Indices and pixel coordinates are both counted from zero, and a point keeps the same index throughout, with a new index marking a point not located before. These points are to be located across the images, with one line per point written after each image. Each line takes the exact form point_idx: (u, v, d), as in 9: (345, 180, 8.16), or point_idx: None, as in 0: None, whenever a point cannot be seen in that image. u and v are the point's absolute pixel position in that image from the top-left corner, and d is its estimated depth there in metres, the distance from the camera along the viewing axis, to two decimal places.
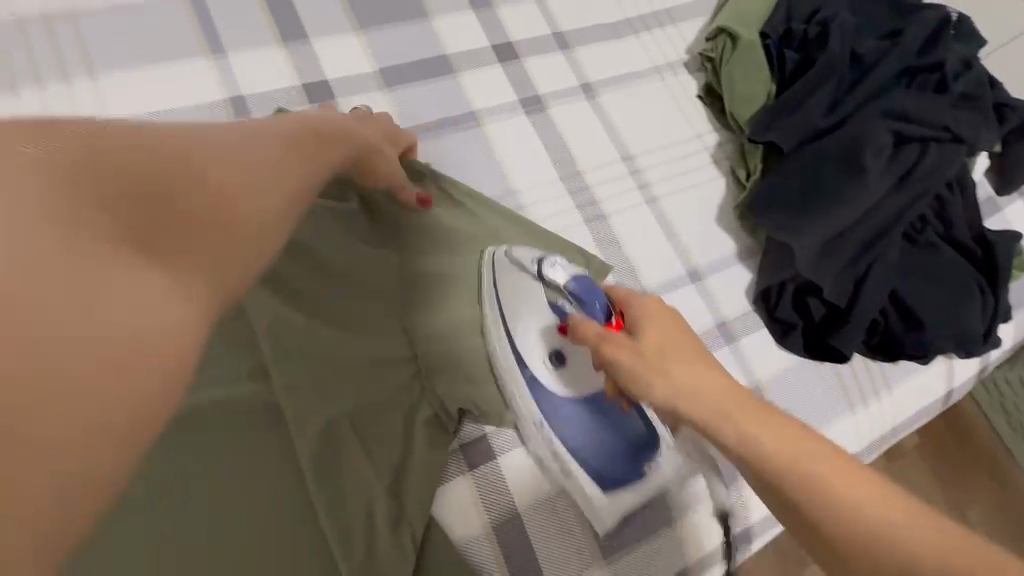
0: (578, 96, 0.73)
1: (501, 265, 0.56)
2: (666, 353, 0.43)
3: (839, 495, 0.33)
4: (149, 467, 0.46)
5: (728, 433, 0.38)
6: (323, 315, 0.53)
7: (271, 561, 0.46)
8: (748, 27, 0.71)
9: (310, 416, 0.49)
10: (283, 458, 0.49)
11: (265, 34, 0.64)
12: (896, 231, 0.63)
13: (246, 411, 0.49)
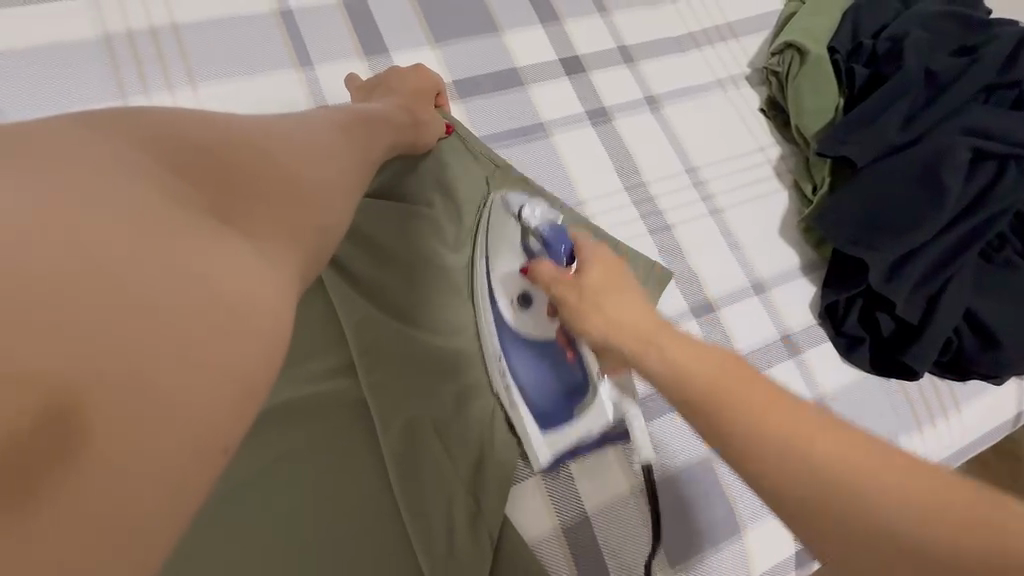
0: (642, 108, 0.74)
1: (496, 208, 0.58)
2: (602, 291, 0.44)
3: (771, 422, 0.31)
4: (246, 455, 0.49)
5: (643, 354, 0.39)
6: (404, 315, 0.56)
7: (357, 550, 0.48)
8: (816, 41, 0.72)
9: (395, 411, 0.51)
10: (368, 449, 0.51)
11: (348, 47, 0.67)
12: (973, 249, 0.62)
13: (334, 406, 0.52)
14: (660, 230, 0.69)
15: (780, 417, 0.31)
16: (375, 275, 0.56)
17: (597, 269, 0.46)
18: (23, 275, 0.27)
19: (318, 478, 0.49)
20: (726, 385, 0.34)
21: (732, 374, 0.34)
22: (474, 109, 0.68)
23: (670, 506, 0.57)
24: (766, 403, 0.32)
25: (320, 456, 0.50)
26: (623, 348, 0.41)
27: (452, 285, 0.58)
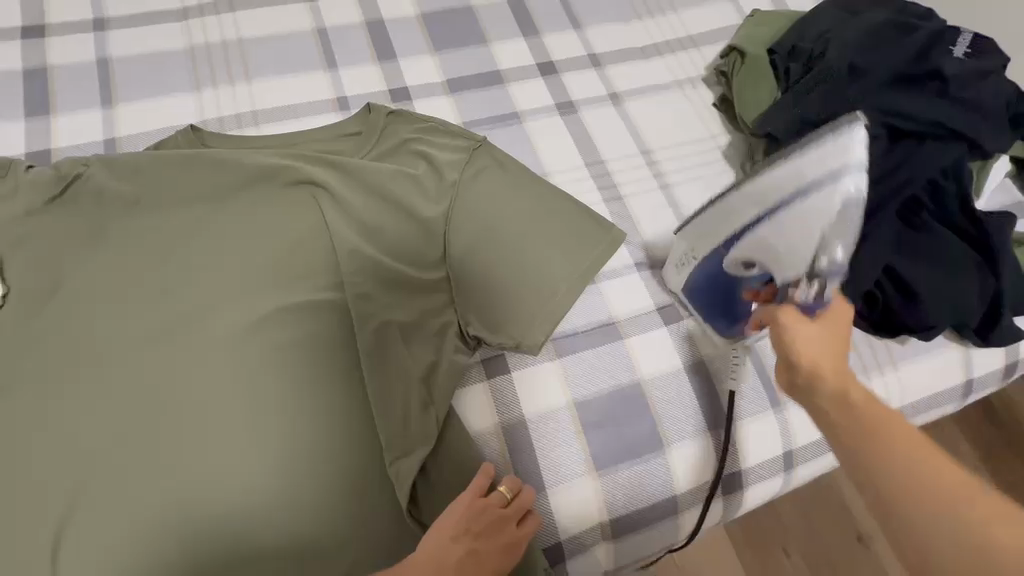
0: (606, 102, 0.87)
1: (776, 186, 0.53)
2: (832, 342, 0.53)
3: (942, 501, 0.42)
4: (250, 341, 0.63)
5: (854, 410, 0.48)
6: (389, 249, 0.70)
7: (330, 421, 0.61)
8: (757, 46, 0.85)
9: (370, 316, 0.65)
10: (344, 346, 0.64)
11: (366, 55, 0.85)
12: (888, 211, 0.69)
13: (322, 311, 0.66)
14: (614, 200, 0.80)
15: (924, 475, 0.43)
16: (361, 217, 0.71)
17: (807, 340, 0.52)
18: None
19: (297, 363, 0.62)
20: (917, 452, 0.44)
21: (891, 440, 0.45)
22: (462, 101, 0.84)
23: (600, 420, 0.66)
24: (906, 446, 0.45)
25: (300, 348, 0.63)
26: (823, 394, 0.50)
27: (426, 231, 0.71)
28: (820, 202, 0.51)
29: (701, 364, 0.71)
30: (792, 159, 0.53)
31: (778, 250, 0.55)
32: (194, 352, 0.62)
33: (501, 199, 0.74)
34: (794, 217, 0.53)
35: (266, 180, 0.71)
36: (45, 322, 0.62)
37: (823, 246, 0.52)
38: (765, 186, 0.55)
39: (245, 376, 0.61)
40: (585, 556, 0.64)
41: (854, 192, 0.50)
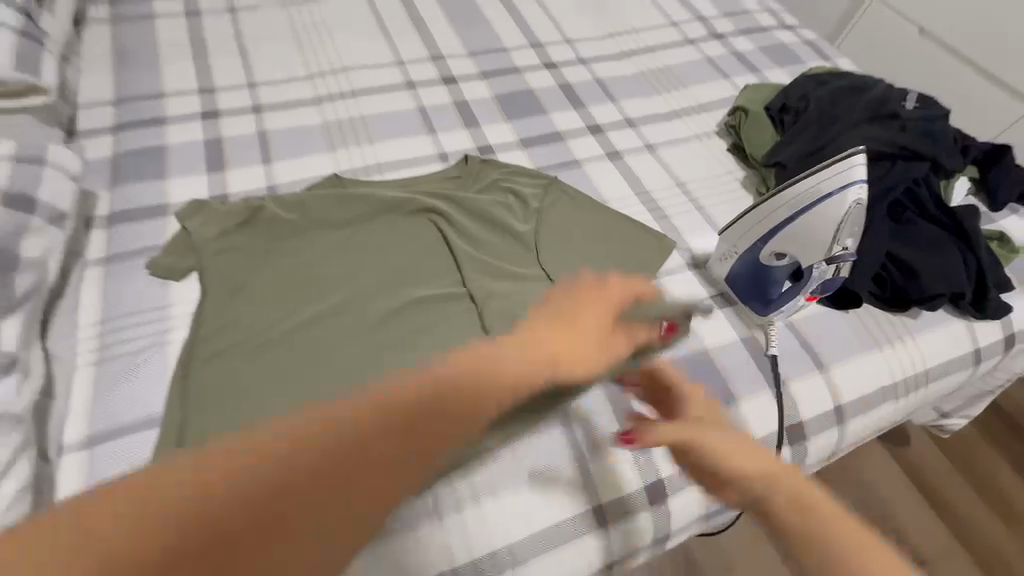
0: (644, 150, 1.12)
1: (810, 194, 0.76)
2: None
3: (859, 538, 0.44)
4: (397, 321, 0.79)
5: None
6: (494, 254, 0.89)
7: None
8: (755, 105, 1.11)
9: (488, 301, 0.82)
10: (468, 322, 0.80)
11: (457, 124, 1.11)
12: (880, 211, 0.89)
13: (448, 299, 0.82)
14: (662, 218, 1.00)
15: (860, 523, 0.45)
16: (471, 232, 0.90)
17: None
18: None
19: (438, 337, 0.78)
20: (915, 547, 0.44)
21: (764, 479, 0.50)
22: (533, 153, 1.08)
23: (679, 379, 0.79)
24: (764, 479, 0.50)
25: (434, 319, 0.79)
26: None
27: (522, 241, 0.90)
28: (840, 206, 0.74)
29: (753, 335, 0.86)
30: (824, 169, 0.75)
31: (807, 234, 0.77)
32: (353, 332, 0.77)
33: (578, 218, 0.95)
34: (823, 214, 0.75)
35: (396, 208, 0.91)
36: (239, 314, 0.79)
37: (839, 232, 0.75)
38: (800, 194, 0.76)
39: (399, 346, 0.77)
40: (682, 495, 0.74)
41: (859, 197, 0.74)
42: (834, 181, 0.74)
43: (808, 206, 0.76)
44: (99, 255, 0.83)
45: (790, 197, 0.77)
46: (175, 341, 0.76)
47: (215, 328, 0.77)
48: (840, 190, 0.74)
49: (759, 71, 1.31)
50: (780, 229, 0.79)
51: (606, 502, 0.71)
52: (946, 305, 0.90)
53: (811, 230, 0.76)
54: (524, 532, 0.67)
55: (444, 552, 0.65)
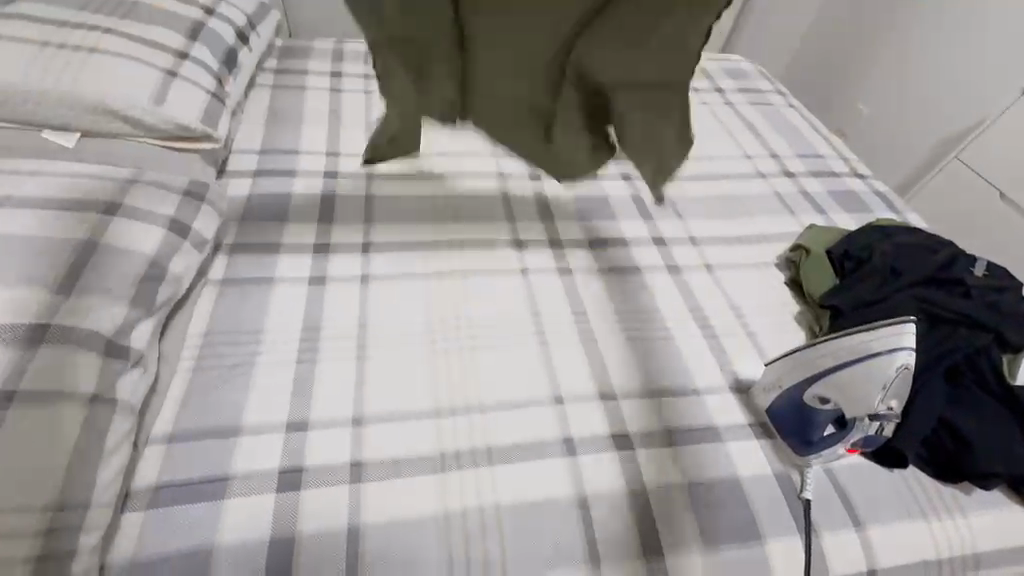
0: (702, 269, 1.18)
1: (860, 346, 0.79)
2: None
3: None
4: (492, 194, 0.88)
5: None
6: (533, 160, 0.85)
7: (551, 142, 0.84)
8: (818, 246, 1.16)
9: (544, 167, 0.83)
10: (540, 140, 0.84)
11: (535, 216, 1.23)
12: (935, 374, 0.90)
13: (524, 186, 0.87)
14: (711, 337, 1.04)
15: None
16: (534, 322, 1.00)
17: None
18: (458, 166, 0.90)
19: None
20: None
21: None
22: (599, 253, 1.17)
23: (707, 502, 0.80)
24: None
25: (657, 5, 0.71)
26: None
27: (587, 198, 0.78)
28: (877, 367, 0.78)
29: (788, 474, 0.85)
30: (879, 326, 0.79)
31: (849, 384, 0.80)
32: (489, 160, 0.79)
33: (633, 327, 1.03)
34: (869, 369, 0.78)
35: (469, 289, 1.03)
36: (321, 350, 0.90)
37: (883, 392, 0.79)
38: (852, 344, 0.79)
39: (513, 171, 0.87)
40: None
41: (906, 363, 0.77)
42: (869, 340, 0.79)
43: (857, 359, 0.79)
44: (218, 276, 0.99)
45: (842, 345, 0.81)
46: (261, 363, 0.87)
47: (298, 362, 0.88)
48: (876, 350, 0.78)
49: (825, 213, 1.37)
50: (822, 376, 0.82)
51: None
52: (1002, 485, 0.87)
53: (857, 382, 0.79)
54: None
55: None
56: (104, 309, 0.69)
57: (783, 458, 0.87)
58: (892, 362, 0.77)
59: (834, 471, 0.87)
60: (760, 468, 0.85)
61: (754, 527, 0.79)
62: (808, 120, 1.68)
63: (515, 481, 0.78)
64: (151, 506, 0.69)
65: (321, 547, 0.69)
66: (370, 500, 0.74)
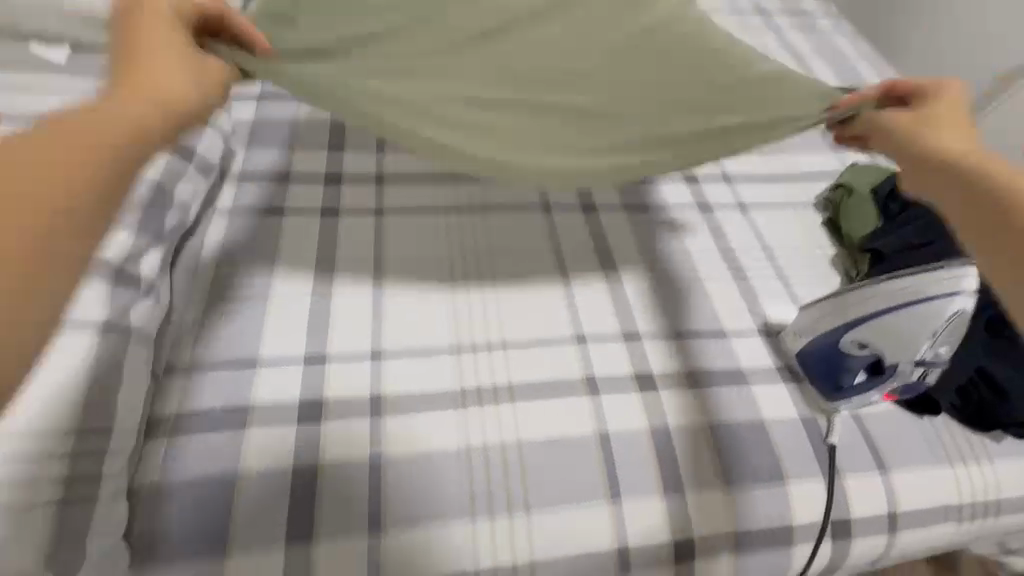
0: (735, 208, 1.11)
1: (914, 288, 0.75)
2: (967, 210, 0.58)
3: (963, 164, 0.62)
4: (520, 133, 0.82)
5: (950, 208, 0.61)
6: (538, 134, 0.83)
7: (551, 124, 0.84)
8: (863, 185, 1.08)
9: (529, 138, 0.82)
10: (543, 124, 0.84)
11: None
12: (981, 322, 0.85)
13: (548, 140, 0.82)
14: (741, 279, 0.99)
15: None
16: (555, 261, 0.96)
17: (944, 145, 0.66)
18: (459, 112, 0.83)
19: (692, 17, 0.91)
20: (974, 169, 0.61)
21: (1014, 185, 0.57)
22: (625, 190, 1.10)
23: (731, 444, 0.79)
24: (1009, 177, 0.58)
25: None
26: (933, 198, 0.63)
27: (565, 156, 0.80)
28: (926, 313, 0.74)
29: (814, 419, 0.83)
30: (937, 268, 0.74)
31: (893, 329, 0.76)
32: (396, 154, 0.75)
33: (658, 267, 0.98)
34: (922, 313, 0.74)
35: (488, 225, 0.98)
36: (336, 285, 0.87)
37: (932, 338, 0.75)
38: (908, 286, 0.75)
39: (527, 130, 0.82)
40: (710, 559, 0.73)
41: (962, 308, 0.73)
42: (921, 284, 0.75)
43: (910, 302, 0.75)
44: (226, 206, 0.94)
45: (894, 288, 0.76)
46: (275, 297, 0.84)
47: (313, 295, 0.86)
48: (927, 296, 0.74)
49: (871, 149, 1.27)
50: (865, 321, 0.78)
51: (633, 545, 0.71)
52: None
53: (905, 326, 0.75)
54: (550, 554, 0.69)
55: (470, 551, 0.67)
56: (109, 239, 0.66)
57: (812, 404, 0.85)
58: (949, 305, 0.73)
59: (863, 418, 0.84)
60: (786, 412, 0.83)
61: (777, 470, 0.78)
62: (860, 44, 1.52)
63: (536, 419, 0.77)
64: (172, 434, 0.69)
65: (344, 477, 0.69)
66: (390, 434, 0.73)
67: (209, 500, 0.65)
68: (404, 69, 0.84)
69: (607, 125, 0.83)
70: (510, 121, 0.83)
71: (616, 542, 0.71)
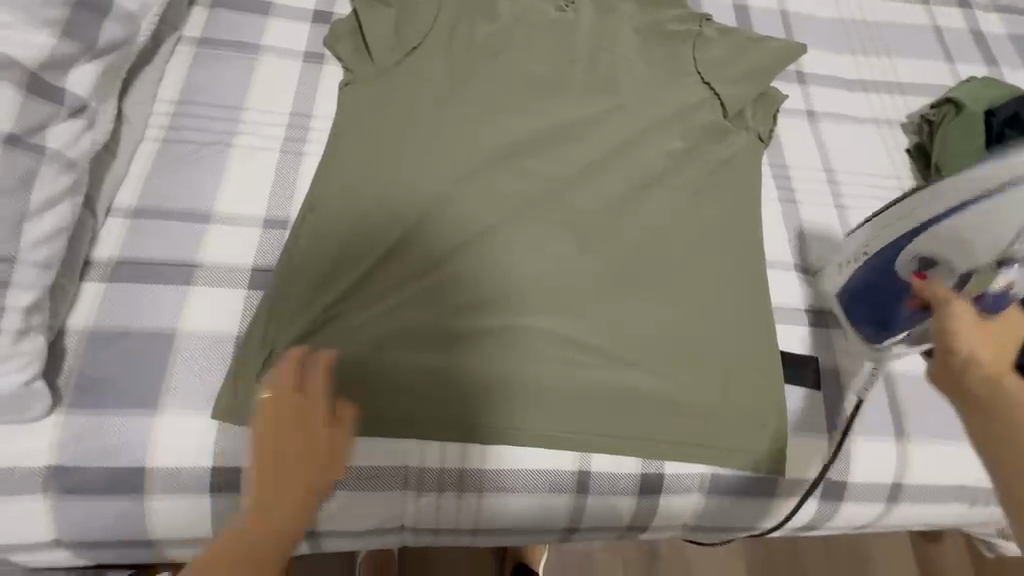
0: (803, 116, 0.91)
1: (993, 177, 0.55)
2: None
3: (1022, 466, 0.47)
4: (522, 128, 0.83)
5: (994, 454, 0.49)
6: (538, 130, 0.83)
7: (558, 117, 0.85)
8: (976, 104, 0.85)
9: (525, 126, 0.83)
10: (541, 116, 0.84)
11: (600, 16, 0.93)
12: None
13: (548, 135, 0.83)
14: (789, 203, 0.83)
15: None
16: (568, 157, 0.82)
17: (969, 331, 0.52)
18: (471, 95, 0.84)
19: (698, 84, 0.90)
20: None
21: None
22: (673, 78, 0.90)
23: (728, 384, 0.69)
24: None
25: (721, 96, 0.88)
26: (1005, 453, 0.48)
27: (559, 151, 0.83)
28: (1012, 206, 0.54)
29: (831, 371, 0.73)
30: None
31: (963, 237, 0.58)
32: (312, 312, 0.65)
33: (689, 178, 0.83)
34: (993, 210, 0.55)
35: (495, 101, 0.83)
36: (309, 145, 0.76)
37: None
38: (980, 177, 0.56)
39: (523, 115, 0.84)
40: (678, 497, 0.67)
41: None
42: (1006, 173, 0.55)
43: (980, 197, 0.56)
44: (194, 35, 0.80)
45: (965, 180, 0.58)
46: (239, 147, 0.73)
47: (282, 151, 0.74)
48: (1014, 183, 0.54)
49: (997, 63, 1.00)
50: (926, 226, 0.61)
51: (596, 471, 0.65)
52: None
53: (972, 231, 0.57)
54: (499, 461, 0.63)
55: (415, 449, 0.62)
56: (24, 35, 0.54)
57: (831, 356, 0.74)
58: None
59: (893, 379, 0.73)
60: (798, 358, 0.73)
61: (776, 420, 0.69)
62: None
63: (511, 325, 0.68)
64: (110, 280, 0.63)
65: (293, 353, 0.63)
66: (347, 318, 0.65)
67: (146, 355, 0.60)
68: (409, 47, 0.84)
69: (563, 257, 0.74)
70: (509, 111, 0.84)
71: (579, 465, 0.64)
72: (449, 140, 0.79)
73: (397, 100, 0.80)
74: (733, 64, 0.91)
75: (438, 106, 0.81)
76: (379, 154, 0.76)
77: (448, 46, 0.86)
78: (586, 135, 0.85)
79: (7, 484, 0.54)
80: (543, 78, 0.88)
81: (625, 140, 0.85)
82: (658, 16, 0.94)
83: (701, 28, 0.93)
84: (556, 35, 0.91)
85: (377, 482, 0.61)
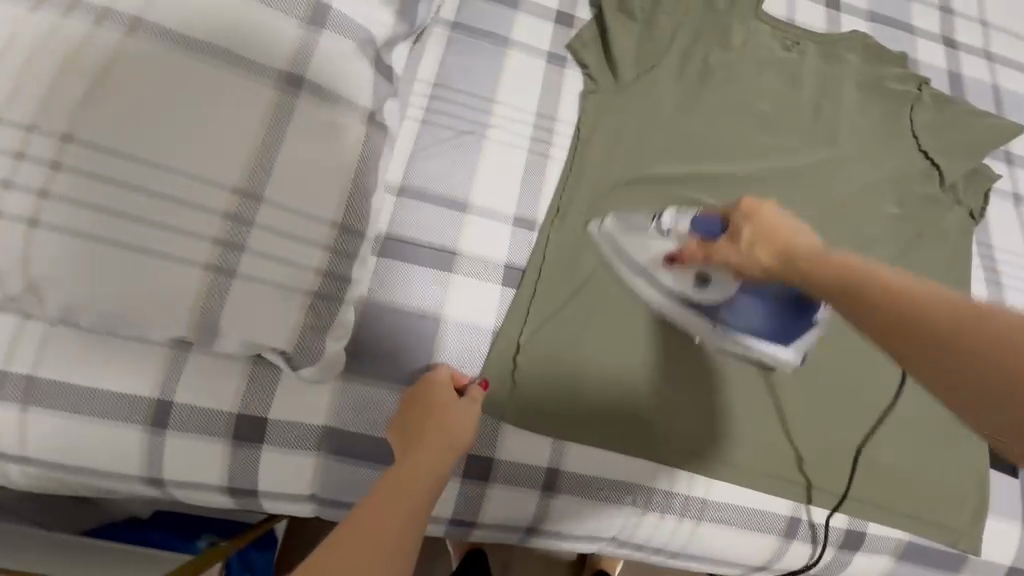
0: (1010, 199, 0.91)
1: None
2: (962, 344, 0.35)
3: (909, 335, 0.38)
4: (747, 165, 0.83)
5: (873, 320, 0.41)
6: (762, 169, 0.83)
7: (782, 159, 0.84)
8: None
9: (750, 163, 0.83)
10: (765, 157, 0.84)
11: (827, 63, 0.92)
12: None
13: (771, 177, 0.83)
14: (992, 285, 0.84)
15: (975, 328, 0.35)
16: (789, 202, 0.83)
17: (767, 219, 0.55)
18: (702, 123, 0.84)
19: (916, 149, 0.90)
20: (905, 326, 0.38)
21: (928, 315, 0.37)
22: (894, 139, 0.90)
23: (935, 458, 0.71)
24: (1001, 333, 0.34)
25: (938, 166, 0.88)
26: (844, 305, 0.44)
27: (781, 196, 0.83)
28: None
29: None
30: None
31: None
32: (561, 320, 0.67)
33: (903, 244, 0.83)
34: None
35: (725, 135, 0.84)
36: (554, 149, 0.77)
37: None
38: None
39: (748, 152, 0.84)
40: (871, 556, 0.69)
41: None
42: None
43: None
44: (449, 17, 0.80)
45: None
46: (491, 141, 0.74)
47: (529, 152, 0.75)
48: None
49: None
50: None
51: (805, 519, 0.67)
52: None
53: None
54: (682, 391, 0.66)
55: (646, 469, 0.65)
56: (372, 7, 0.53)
57: None
58: None
59: None
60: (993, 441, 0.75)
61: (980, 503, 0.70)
62: None
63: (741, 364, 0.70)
64: (383, 256, 0.65)
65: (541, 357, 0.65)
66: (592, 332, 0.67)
67: (415, 335, 0.63)
68: (649, 65, 0.84)
69: None
70: (736, 145, 0.84)
71: (791, 511, 0.67)
72: (681, 167, 0.80)
73: (636, 117, 0.81)
74: (952, 135, 0.90)
75: (671, 129, 0.82)
76: (620, 173, 0.77)
77: (681, 68, 0.86)
78: (808, 183, 0.84)
79: (292, 435, 0.58)
80: (769, 116, 0.87)
81: (844, 195, 0.85)
82: (883, 72, 0.93)
83: (920, 91, 0.92)
84: (783, 75, 0.90)
85: (608, 493, 0.64)
